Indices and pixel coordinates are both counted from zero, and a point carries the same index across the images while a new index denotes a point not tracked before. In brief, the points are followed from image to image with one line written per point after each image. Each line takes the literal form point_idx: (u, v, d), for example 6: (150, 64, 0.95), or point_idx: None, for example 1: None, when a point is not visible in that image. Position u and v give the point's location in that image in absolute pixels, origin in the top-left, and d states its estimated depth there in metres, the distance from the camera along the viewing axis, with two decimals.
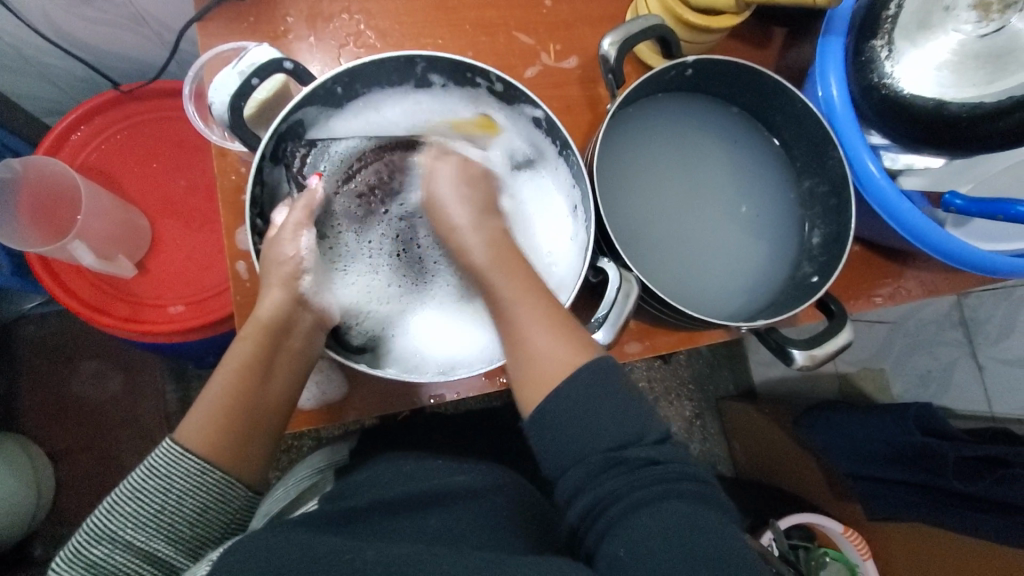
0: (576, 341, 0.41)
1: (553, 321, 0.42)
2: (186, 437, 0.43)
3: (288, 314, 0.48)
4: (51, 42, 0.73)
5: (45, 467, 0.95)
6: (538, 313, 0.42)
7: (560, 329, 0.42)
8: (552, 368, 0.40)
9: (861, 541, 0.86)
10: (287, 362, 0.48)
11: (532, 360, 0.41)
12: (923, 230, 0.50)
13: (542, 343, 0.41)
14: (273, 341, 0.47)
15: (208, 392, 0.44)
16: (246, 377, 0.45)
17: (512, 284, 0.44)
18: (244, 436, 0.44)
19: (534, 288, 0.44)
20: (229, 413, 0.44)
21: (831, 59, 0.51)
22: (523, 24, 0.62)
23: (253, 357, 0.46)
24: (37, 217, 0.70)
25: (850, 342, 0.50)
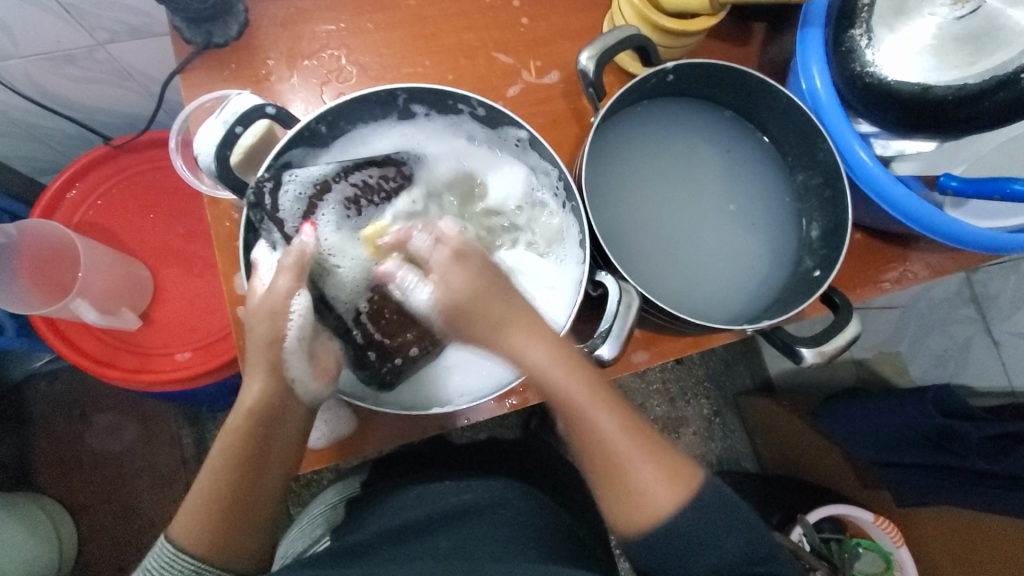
0: (684, 476, 0.43)
1: (658, 458, 0.43)
2: (179, 534, 0.42)
3: (278, 400, 0.44)
4: (39, 103, 0.74)
5: (66, 523, 0.95)
6: (639, 449, 0.42)
7: (670, 469, 0.42)
8: (662, 506, 0.41)
9: (893, 528, 0.85)
10: (286, 446, 0.45)
11: (640, 497, 0.42)
12: (920, 215, 0.49)
13: (650, 482, 0.42)
14: (263, 433, 0.44)
15: (206, 472, 0.43)
16: (245, 470, 0.43)
17: (605, 435, 0.42)
18: (236, 532, 0.43)
19: (620, 406, 0.43)
20: (222, 501, 0.42)
21: (811, 50, 0.51)
22: (501, 44, 0.63)
23: (244, 454, 0.43)
24: (37, 278, 0.70)
25: (859, 333, 0.49)
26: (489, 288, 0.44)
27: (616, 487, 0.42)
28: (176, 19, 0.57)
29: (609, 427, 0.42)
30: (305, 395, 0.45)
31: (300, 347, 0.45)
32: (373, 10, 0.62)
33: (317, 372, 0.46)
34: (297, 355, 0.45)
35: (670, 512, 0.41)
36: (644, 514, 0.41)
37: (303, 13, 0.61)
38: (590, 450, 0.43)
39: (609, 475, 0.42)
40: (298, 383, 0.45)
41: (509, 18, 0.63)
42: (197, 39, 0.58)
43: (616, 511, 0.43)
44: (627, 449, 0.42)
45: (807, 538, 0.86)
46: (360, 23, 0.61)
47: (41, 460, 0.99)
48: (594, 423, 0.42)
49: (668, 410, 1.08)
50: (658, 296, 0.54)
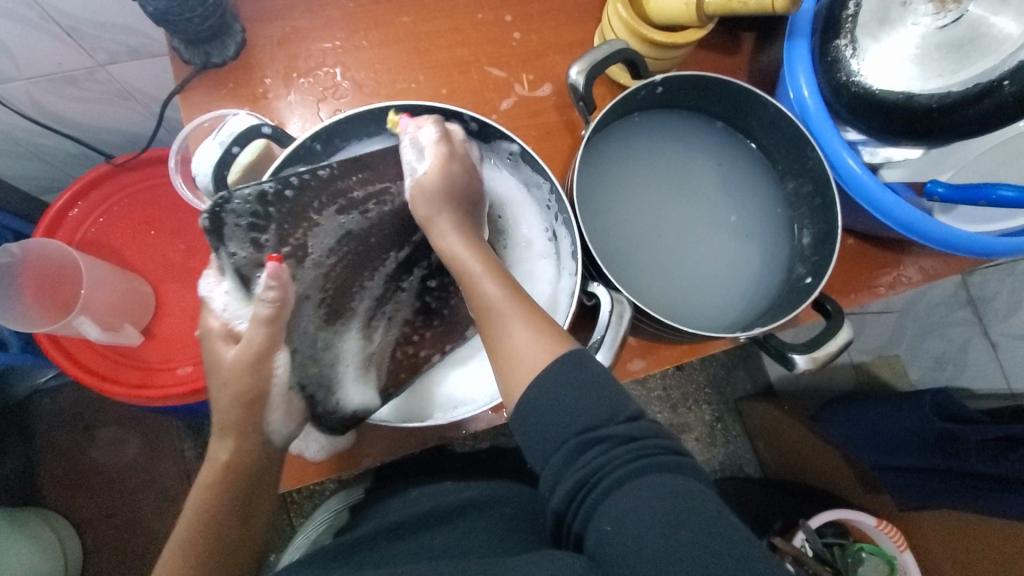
0: (554, 340, 0.41)
1: (528, 316, 0.42)
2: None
3: (261, 453, 0.47)
4: (41, 124, 0.75)
5: (70, 537, 0.96)
6: (520, 308, 0.43)
7: (539, 327, 0.42)
8: (534, 363, 0.40)
9: (897, 533, 0.84)
10: (264, 494, 0.48)
11: (514, 355, 0.41)
12: (909, 220, 0.50)
13: (521, 339, 0.41)
14: (247, 486, 0.46)
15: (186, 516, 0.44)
16: (229, 514, 0.45)
17: (490, 296, 0.44)
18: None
19: (513, 287, 0.45)
20: (204, 542, 0.43)
21: (798, 60, 0.51)
22: (493, 59, 0.64)
23: (226, 506, 0.45)
24: (40, 294, 0.72)
25: (850, 339, 0.49)
26: (442, 191, 0.48)
27: (498, 357, 0.42)
28: (174, 41, 0.58)
29: (494, 293, 0.44)
30: (282, 437, 0.49)
31: (279, 399, 0.47)
32: (367, 27, 0.63)
33: (290, 415, 0.48)
34: (276, 404, 0.48)
35: (541, 366, 0.40)
36: (518, 366, 0.40)
37: (299, 32, 0.62)
38: (481, 314, 0.44)
39: (491, 325, 0.43)
40: (275, 432, 0.48)
41: (500, 33, 0.64)
42: (195, 60, 0.59)
43: (507, 389, 0.41)
44: (507, 305, 0.43)
45: (809, 544, 0.86)
46: (354, 40, 0.62)
47: (46, 475, 1.00)
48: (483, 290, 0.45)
49: (669, 416, 1.09)
50: (651, 305, 0.54)
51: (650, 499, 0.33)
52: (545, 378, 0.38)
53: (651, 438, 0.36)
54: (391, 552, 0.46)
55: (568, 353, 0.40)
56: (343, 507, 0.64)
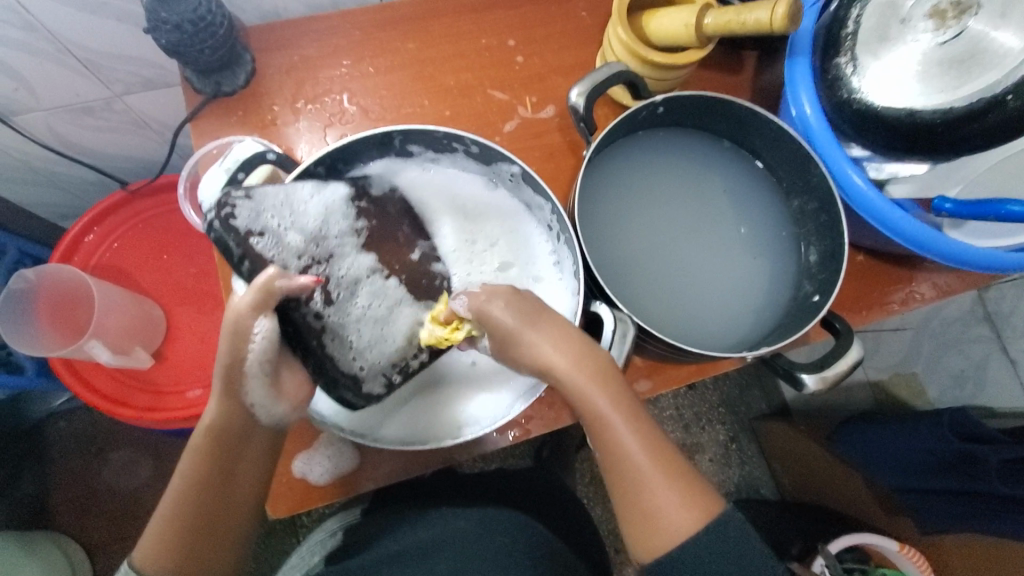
0: (702, 503, 0.41)
1: (674, 474, 0.42)
2: (143, 554, 0.43)
3: (240, 424, 0.45)
4: (58, 152, 0.78)
5: (81, 562, 0.96)
6: (657, 468, 0.42)
7: (685, 490, 0.41)
8: (674, 529, 0.40)
9: (920, 557, 0.81)
10: (248, 465, 0.46)
11: (652, 515, 0.41)
12: (918, 236, 0.49)
13: (668, 504, 0.41)
14: (227, 459, 0.44)
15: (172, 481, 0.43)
16: (211, 485, 0.44)
17: (637, 447, 0.42)
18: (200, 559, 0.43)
19: (644, 429, 0.43)
20: (185, 510, 0.43)
21: (800, 77, 0.51)
22: (497, 82, 0.65)
23: (205, 484, 0.43)
24: (56, 320, 0.73)
25: (861, 358, 0.48)
26: (524, 319, 0.45)
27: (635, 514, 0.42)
28: (187, 71, 0.60)
29: (634, 442, 0.42)
30: (267, 415, 0.46)
31: (259, 372, 0.44)
32: (374, 54, 0.64)
33: (278, 393, 0.46)
34: (253, 378, 0.44)
35: (686, 533, 0.40)
36: (659, 527, 0.41)
37: (308, 60, 0.63)
38: (609, 467, 0.43)
39: (623, 483, 0.42)
40: (257, 407, 0.45)
41: (504, 57, 0.65)
42: (207, 89, 0.61)
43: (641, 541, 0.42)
44: (640, 466, 0.42)
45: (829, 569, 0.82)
46: (362, 66, 0.64)
47: (58, 498, 1.00)
48: (624, 439, 0.42)
49: (682, 436, 1.07)
50: (656, 324, 0.54)
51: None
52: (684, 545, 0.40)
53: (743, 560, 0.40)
54: None
55: (716, 523, 0.40)
56: (338, 528, 0.62)
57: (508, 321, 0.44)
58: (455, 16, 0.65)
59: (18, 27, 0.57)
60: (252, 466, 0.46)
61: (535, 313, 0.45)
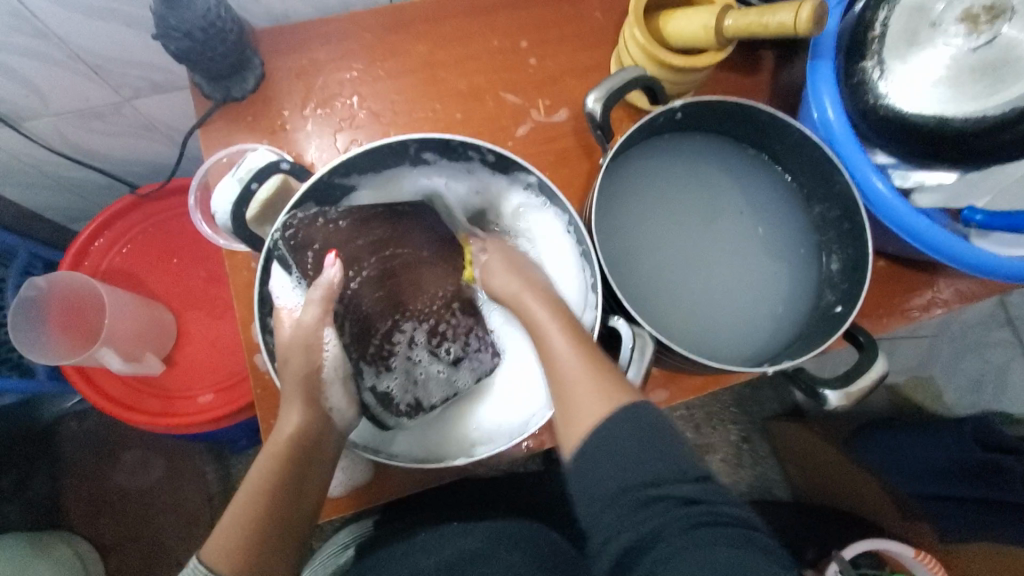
0: (608, 386, 0.42)
1: (593, 369, 0.43)
2: (210, 556, 0.41)
3: (316, 432, 0.48)
4: (67, 157, 0.77)
5: (95, 562, 0.97)
6: (586, 359, 0.44)
7: (603, 382, 0.42)
8: (588, 419, 0.41)
9: (934, 562, 0.79)
10: (315, 476, 0.48)
11: (571, 404, 0.43)
12: (944, 246, 0.48)
13: (581, 396, 0.42)
14: (301, 460, 0.47)
15: (248, 479, 0.45)
16: (284, 486, 0.45)
17: (547, 313, 0.48)
18: (275, 553, 0.43)
19: (581, 340, 0.45)
20: (257, 505, 0.43)
21: (822, 81, 0.49)
22: (509, 85, 0.64)
23: (281, 478, 0.45)
24: (67, 327, 0.73)
25: (885, 373, 0.46)
26: (508, 266, 0.52)
27: (562, 405, 0.43)
28: (196, 77, 0.59)
29: (561, 343, 0.45)
30: (339, 420, 0.52)
31: (336, 376, 0.52)
32: (385, 57, 0.63)
33: (348, 401, 0.52)
34: (332, 385, 0.52)
35: (601, 420, 0.41)
36: (576, 414, 0.42)
37: (318, 64, 0.62)
38: (550, 370, 0.45)
39: (557, 385, 0.45)
40: (335, 411, 0.52)
41: (516, 59, 0.64)
42: (216, 94, 0.60)
43: (563, 430, 0.43)
44: (570, 358, 0.44)
45: None
46: (373, 70, 0.63)
47: (71, 499, 1.01)
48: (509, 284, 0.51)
49: (693, 437, 1.06)
50: (674, 336, 0.53)
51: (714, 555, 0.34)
52: (603, 430, 0.40)
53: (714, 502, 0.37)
54: None
55: (621, 408, 0.40)
56: (351, 542, 0.63)
57: (507, 288, 0.51)
58: (467, 17, 0.64)
59: (27, 34, 0.56)
60: (318, 481, 0.48)
61: (514, 265, 0.53)
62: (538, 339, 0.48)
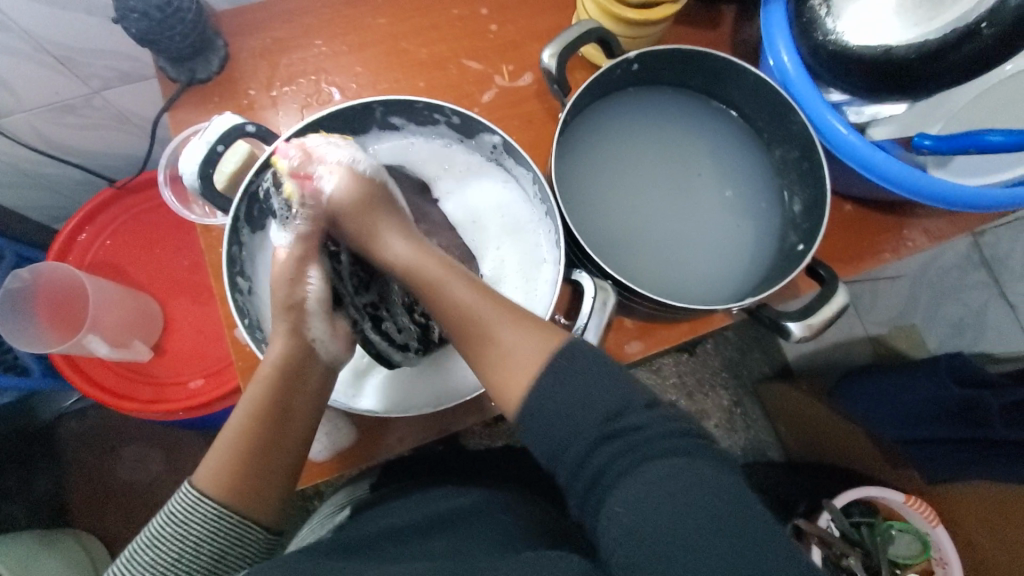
0: (547, 330, 0.42)
1: (502, 305, 0.44)
2: (202, 480, 0.42)
3: (300, 361, 0.48)
4: (45, 153, 0.78)
5: (102, 556, 0.98)
6: (498, 307, 0.44)
7: (529, 322, 0.43)
8: (528, 357, 0.41)
9: (927, 508, 0.82)
10: (304, 402, 0.47)
11: (504, 357, 0.42)
12: (902, 179, 0.48)
13: (511, 337, 0.42)
14: (289, 381, 0.47)
15: (245, 397, 0.46)
16: (269, 412, 0.45)
17: (413, 255, 0.49)
18: (265, 472, 0.43)
19: (476, 285, 0.46)
20: (247, 435, 0.43)
21: (774, 24, 0.50)
22: (471, 52, 0.64)
23: (271, 398, 0.45)
24: (54, 317, 0.74)
25: (848, 303, 0.48)
26: (356, 203, 0.51)
27: (478, 342, 0.43)
28: (160, 60, 0.60)
29: (469, 290, 0.45)
30: (326, 353, 0.50)
31: (319, 309, 0.51)
32: (347, 32, 0.63)
33: (334, 331, 0.51)
34: (317, 315, 0.51)
35: (540, 361, 0.40)
36: (513, 369, 0.41)
37: (280, 42, 0.63)
38: (459, 332, 0.44)
39: (474, 344, 0.43)
40: (318, 342, 0.50)
41: (477, 26, 0.65)
42: (180, 76, 0.61)
43: (505, 397, 0.41)
44: (481, 304, 0.44)
45: (835, 524, 0.84)
46: (334, 45, 0.63)
47: (75, 496, 1.03)
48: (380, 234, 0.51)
49: (684, 403, 1.07)
50: (644, 285, 0.54)
51: (578, 387, 0.39)
52: (549, 375, 0.39)
53: (661, 423, 0.37)
54: (394, 551, 0.45)
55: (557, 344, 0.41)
56: (347, 503, 0.64)
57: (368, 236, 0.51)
58: None
59: None
60: (307, 407, 0.47)
61: (380, 221, 0.51)
62: (409, 279, 0.48)
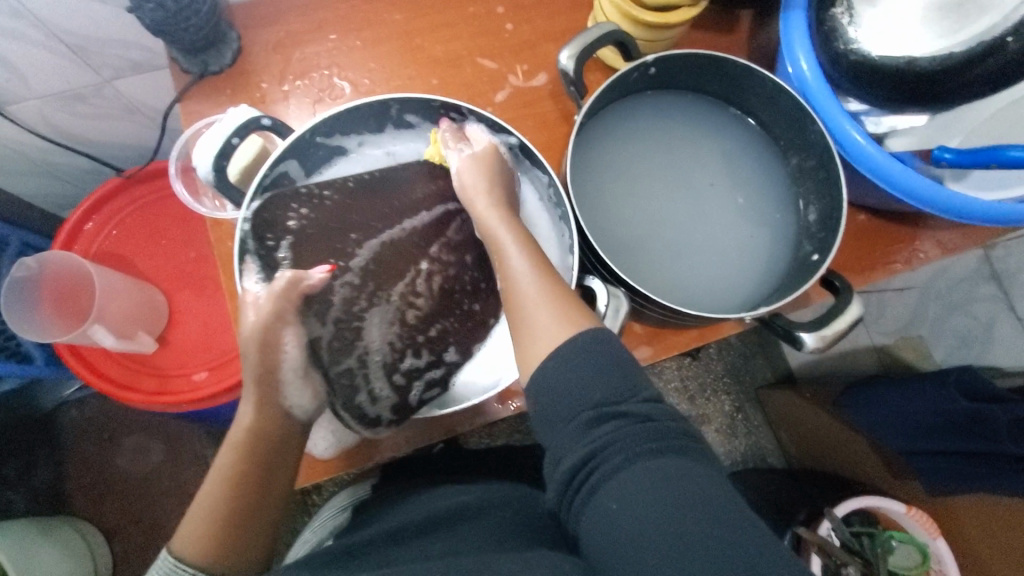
0: (577, 319, 0.41)
1: (553, 288, 0.43)
2: (181, 547, 0.42)
3: (278, 428, 0.47)
4: (54, 141, 0.78)
5: (100, 546, 0.98)
6: (546, 290, 0.43)
7: (564, 309, 0.42)
8: (547, 342, 0.41)
9: (928, 519, 0.81)
10: (281, 466, 0.46)
11: (530, 332, 0.42)
12: (920, 191, 0.48)
13: (543, 318, 0.42)
14: (264, 452, 0.45)
15: (216, 467, 0.45)
16: (244, 480, 0.44)
17: (496, 221, 0.48)
18: (244, 540, 0.43)
19: (541, 265, 0.45)
20: (223, 504, 0.43)
21: (795, 33, 0.49)
22: (486, 51, 0.64)
23: (245, 469, 0.44)
24: (58, 306, 0.74)
25: (860, 315, 0.47)
26: (480, 172, 0.50)
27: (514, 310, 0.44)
28: (173, 51, 0.59)
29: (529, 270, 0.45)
30: (302, 414, 0.48)
31: (294, 374, 0.48)
32: (361, 27, 0.63)
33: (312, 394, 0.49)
34: (292, 380, 0.48)
35: (556, 347, 0.40)
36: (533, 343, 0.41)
37: (294, 36, 0.62)
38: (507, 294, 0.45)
39: (513, 309, 0.44)
40: (295, 407, 0.48)
41: (493, 25, 0.64)
42: (192, 68, 0.60)
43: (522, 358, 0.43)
44: (529, 284, 0.44)
45: (836, 533, 0.84)
46: (348, 40, 0.63)
47: (74, 485, 1.03)
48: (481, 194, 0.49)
49: (686, 408, 1.07)
50: (656, 291, 0.53)
51: (577, 372, 0.39)
52: (562, 363, 0.39)
53: (661, 419, 0.38)
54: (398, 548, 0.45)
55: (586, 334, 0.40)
56: (349, 504, 0.63)
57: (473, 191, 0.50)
58: None
59: (5, 14, 0.56)
60: (285, 475, 0.47)
61: (490, 180, 0.50)
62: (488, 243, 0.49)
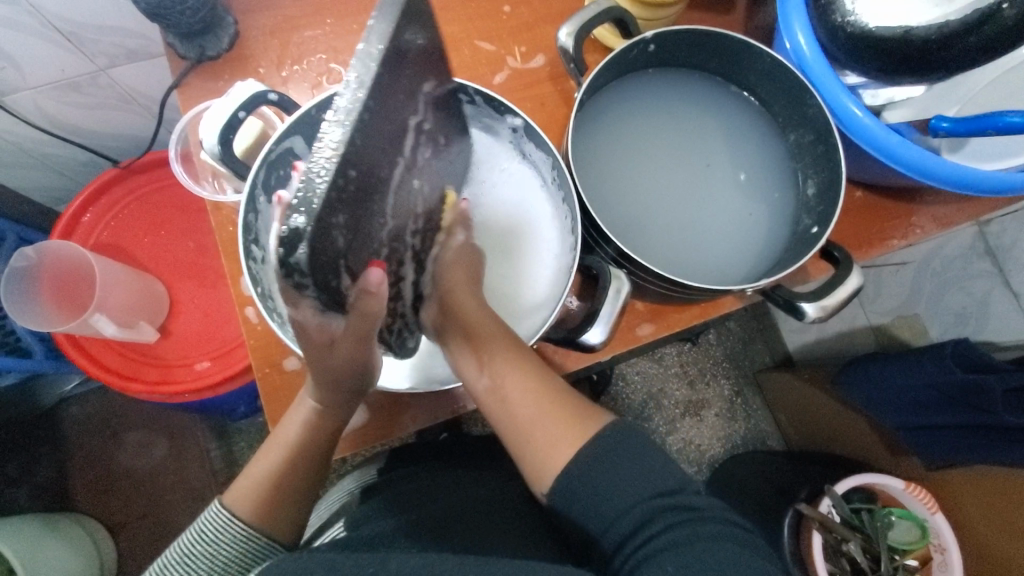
0: (582, 426, 0.45)
1: (554, 405, 0.47)
2: (234, 502, 0.48)
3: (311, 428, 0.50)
4: (49, 132, 0.77)
5: (104, 541, 0.98)
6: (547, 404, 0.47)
7: (567, 420, 0.46)
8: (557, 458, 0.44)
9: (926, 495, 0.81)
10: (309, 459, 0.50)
11: (537, 450, 0.45)
12: (920, 162, 0.48)
13: (550, 435, 0.45)
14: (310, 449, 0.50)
15: (274, 440, 0.51)
16: (294, 463, 0.50)
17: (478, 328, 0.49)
18: (284, 506, 0.49)
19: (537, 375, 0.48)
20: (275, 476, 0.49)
21: (791, 8, 0.50)
22: (484, 33, 0.64)
23: (296, 456, 0.50)
24: (59, 296, 0.74)
25: (860, 286, 0.48)
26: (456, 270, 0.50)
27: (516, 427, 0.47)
28: (170, 37, 0.59)
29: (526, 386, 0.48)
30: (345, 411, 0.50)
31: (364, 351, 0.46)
32: (358, 11, 0.63)
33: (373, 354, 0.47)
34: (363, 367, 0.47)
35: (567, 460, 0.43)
36: (541, 462, 0.45)
37: (291, 21, 0.62)
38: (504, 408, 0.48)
39: (515, 426, 0.47)
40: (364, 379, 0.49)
41: (490, 7, 0.64)
42: (190, 53, 0.60)
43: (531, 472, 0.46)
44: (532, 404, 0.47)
45: (836, 510, 0.85)
46: (345, 24, 0.63)
47: (77, 481, 1.03)
48: (465, 303, 0.49)
49: (686, 393, 1.08)
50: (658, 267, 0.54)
51: (613, 469, 0.42)
52: (579, 472, 0.42)
53: (709, 509, 0.40)
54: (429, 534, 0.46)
55: (595, 436, 0.44)
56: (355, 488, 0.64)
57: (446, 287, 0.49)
58: None
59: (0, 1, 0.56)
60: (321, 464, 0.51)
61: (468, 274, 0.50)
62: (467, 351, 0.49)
